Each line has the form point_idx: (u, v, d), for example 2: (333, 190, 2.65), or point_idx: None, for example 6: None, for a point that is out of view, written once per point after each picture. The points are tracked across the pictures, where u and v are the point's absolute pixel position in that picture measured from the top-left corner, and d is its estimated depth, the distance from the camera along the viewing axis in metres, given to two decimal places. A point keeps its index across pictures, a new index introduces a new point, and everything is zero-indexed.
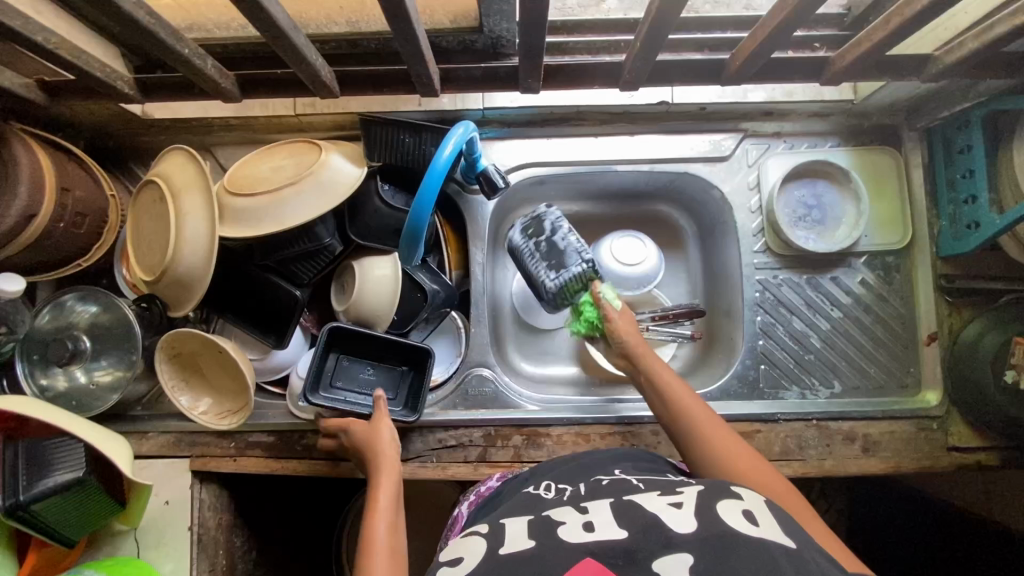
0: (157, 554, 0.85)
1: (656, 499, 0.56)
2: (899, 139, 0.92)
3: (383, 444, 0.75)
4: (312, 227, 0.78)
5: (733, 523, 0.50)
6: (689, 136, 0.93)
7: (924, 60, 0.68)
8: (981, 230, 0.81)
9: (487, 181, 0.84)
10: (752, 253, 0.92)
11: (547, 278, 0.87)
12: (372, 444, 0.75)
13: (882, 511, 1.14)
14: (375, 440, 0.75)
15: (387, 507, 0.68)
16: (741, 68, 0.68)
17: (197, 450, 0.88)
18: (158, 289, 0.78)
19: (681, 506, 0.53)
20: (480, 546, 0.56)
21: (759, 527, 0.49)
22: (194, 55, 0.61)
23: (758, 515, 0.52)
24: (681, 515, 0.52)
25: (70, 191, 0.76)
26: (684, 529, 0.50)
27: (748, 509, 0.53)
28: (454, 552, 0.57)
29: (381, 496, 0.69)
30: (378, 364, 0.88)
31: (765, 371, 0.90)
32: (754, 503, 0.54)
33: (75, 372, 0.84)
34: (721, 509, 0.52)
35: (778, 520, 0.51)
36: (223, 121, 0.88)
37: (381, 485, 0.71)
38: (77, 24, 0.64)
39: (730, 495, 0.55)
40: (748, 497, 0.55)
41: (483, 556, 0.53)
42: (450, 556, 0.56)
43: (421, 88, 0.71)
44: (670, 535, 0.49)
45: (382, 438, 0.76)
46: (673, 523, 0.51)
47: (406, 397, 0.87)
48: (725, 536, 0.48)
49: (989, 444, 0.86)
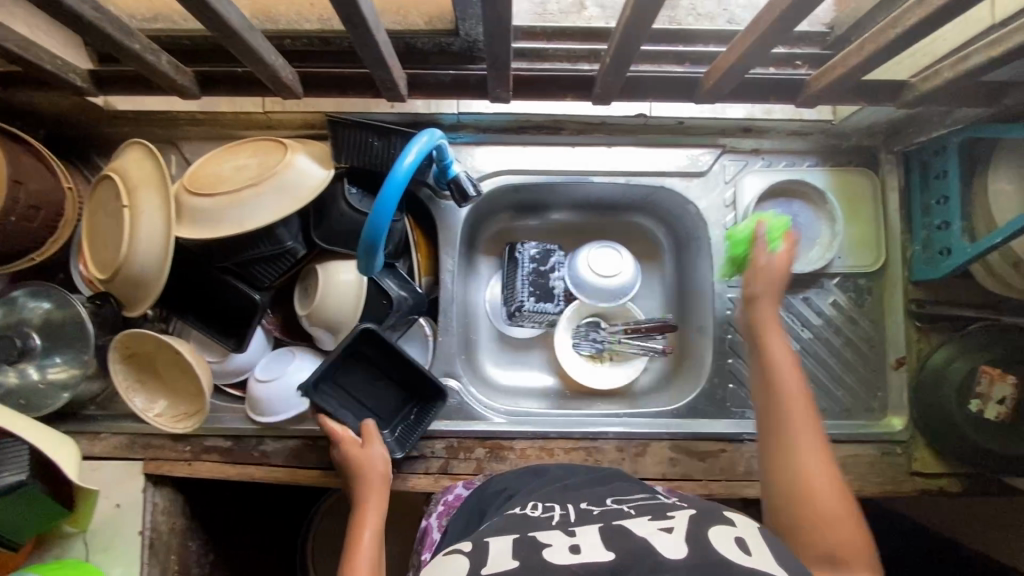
0: (106, 558, 0.83)
1: (647, 525, 0.54)
2: (876, 161, 0.92)
3: (372, 471, 0.75)
4: (273, 230, 0.76)
5: (726, 552, 0.50)
6: (667, 150, 0.92)
7: (900, 87, 0.67)
8: (952, 257, 0.80)
9: (458, 188, 0.83)
10: (725, 270, 0.92)
11: (526, 304, 1.01)
12: (358, 469, 0.75)
13: None
14: (363, 465, 0.75)
15: (370, 539, 0.71)
16: (715, 87, 0.66)
17: (151, 452, 0.86)
18: (112, 288, 0.76)
19: (673, 532, 0.52)
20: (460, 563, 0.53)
21: (753, 556, 0.49)
22: (146, 51, 0.58)
23: (751, 543, 0.52)
24: (673, 541, 0.51)
25: (23, 183, 0.73)
26: (677, 555, 0.49)
27: (742, 536, 0.53)
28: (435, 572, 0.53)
29: (365, 532, 0.71)
30: (386, 381, 0.85)
31: (733, 390, 0.90)
32: (747, 530, 0.54)
33: (26, 369, 0.81)
34: (713, 537, 0.52)
35: (768, 547, 0.52)
36: (189, 115, 0.86)
37: (365, 515, 0.73)
38: (25, 12, 0.61)
39: (724, 521, 0.55)
40: (742, 523, 0.55)
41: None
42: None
43: (386, 93, 0.69)
44: (661, 560, 0.48)
45: (372, 463, 0.75)
46: (664, 549, 0.49)
47: (398, 429, 0.85)
48: (716, 563, 0.48)
49: (951, 471, 0.87)
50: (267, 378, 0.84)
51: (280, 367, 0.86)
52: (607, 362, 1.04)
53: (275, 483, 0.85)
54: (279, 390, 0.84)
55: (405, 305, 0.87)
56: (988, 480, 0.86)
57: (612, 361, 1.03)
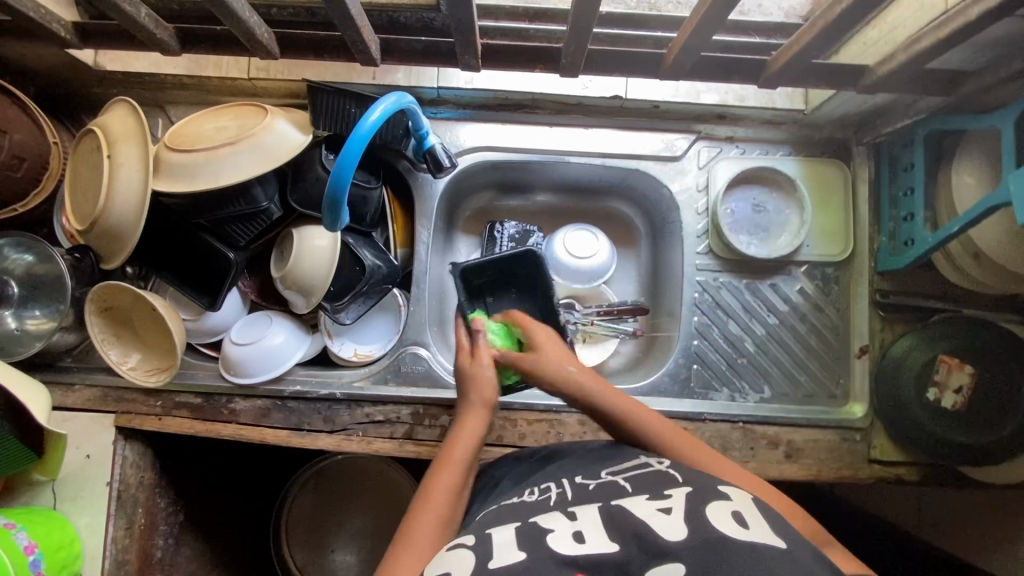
0: (74, 507, 0.85)
1: (645, 505, 0.54)
2: (848, 153, 0.93)
3: (486, 384, 0.70)
4: (248, 188, 0.78)
5: (723, 527, 0.49)
6: (643, 134, 0.93)
7: (859, 72, 0.70)
8: (915, 247, 0.81)
9: (433, 159, 0.86)
10: (695, 254, 0.93)
11: None
12: (474, 377, 0.70)
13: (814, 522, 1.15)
14: (481, 375, 0.70)
15: (469, 442, 0.66)
16: (676, 63, 0.68)
17: (123, 406, 0.88)
18: (90, 240, 0.78)
19: (671, 513, 0.52)
20: (465, 557, 0.52)
21: (750, 529, 0.49)
22: (126, 2, 0.60)
23: (748, 517, 0.51)
24: (671, 522, 0.50)
25: (6, 134, 0.76)
26: (675, 537, 0.49)
27: (738, 510, 0.52)
28: (441, 564, 0.52)
29: (457, 452, 0.65)
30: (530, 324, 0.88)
31: (697, 371, 0.91)
32: (743, 504, 0.53)
33: (4, 316, 0.84)
34: (711, 514, 0.51)
35: (769, 521, 0.51)
36: (176, 79, 0.88)
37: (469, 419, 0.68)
38: None
39: (719, 496, 0.54)
40: (738, 497, 0.54)
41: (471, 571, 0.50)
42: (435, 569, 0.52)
43: (359, 56, 0.71)
44: (662, 544, 0.48)
45: (488, 378, 0.70)
46: (665, 533, 0.49)
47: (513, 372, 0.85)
48: (715, 541, 0.47)
49: (910, 459, 0.87)
50: (244, 340, 0.86)
51: (255, 329, 0.88)
52: (580, 344, 1.04)
53: (241, 441, 0.86)
54: (253, 350, 0.86)
55: (378, 274, 0.89)
56: (946, 470, 0.87)
57: (584, 343, 1.04)
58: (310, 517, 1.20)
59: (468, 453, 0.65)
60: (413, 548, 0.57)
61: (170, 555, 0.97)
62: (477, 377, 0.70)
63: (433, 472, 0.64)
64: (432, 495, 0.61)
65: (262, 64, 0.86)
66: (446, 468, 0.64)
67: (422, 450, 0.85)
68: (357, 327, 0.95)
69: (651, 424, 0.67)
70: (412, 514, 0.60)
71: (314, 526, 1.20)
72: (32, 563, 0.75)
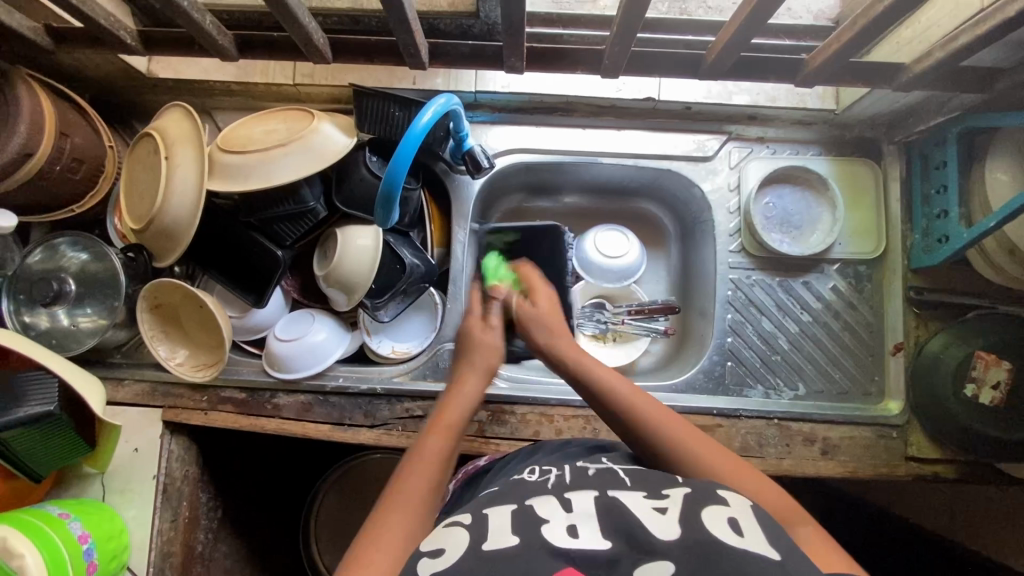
0: (122, 499, 0.87)
1: (642, 503, 0.54)
2: (878, 153, 0.94)
3: (487, 351, 0.77)
4: (297, 188, 0.81)
5: (718, 532, 0.48)
6: (675, 135, 0.95)
7: (895, 69, 0.71)
8: (949, 243, 0.82)
9: (473, 160, 0.88)
10: (727, 252, 0.95)
11: None
12: (475, 348, 0.77)
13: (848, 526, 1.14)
14: (486, 348, 0.77)
15: (468, 403, 0.71)
16: (717, 62, 0.70)
17: (170, 401, 0.90)
18: (145, 239, 0.81)
19: (667, 513, 0.52)
20: (461, 536, 0.53)
21: (745, 537, 0.48)
22: (194, 9, 0.64)
23: (745, 524, 0.50)
24: (665, 521, 0.51)
25: (69, 137, 0.79)
26: (669, 536, 0.49)
27: (733, 515, 0.51)
28: (435, 542, 0.53)
29: (454, 412, 0.69)
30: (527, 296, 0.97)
31: (731, 368, 0.92)
32: (740, 510, 0.52)
33: (57, 313, 0.86)
34: (707, 517, 0.50)
35: (761, 526, 0.50)
36: (224, 85, 0.91)
37: (469, 380, 0.74)
38: None
39: (717, 500, 0.53)
40: (737, 504, 0.52)
41: (467, 549, 0.51)
42: (430, 546, 0.52)
43: (409, 60, 0.75)
44: (654, 542, 0.49)
45: (489, 345, 0.78)
46: (658, 531, 0.50)
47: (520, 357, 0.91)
48: (707, 544, 0.47)
49: (948, 457, 0.87)
50: (288, 337, 0.89)
51: (299, 327, 0.90)
52: (610, 343, 1.05)
53: (284, 435, 0.88)
54: (296, 347, 0.88)
55: (417, 273, 0.91)
56: (983, 467, 0.87)
57: (615, 342, 1.04)
58: (337, 518, 1.19)
59: (464, 415, 0.70)
60: (411, 494, 0.59)
61: (210, 550, 0.99)
62: (475, 340, 0.78)
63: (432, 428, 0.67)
64: (428, 446, 0.64)
65: (307, 70, 0.89)
66: (446, 430, 0.67)
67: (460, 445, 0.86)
68: (395, 325, 0.98)
69: (642, 405, 0.67)
70: (409, 461, 0.63)
71: (341, 527, 1.19)
72: (86, 552, 0.77)
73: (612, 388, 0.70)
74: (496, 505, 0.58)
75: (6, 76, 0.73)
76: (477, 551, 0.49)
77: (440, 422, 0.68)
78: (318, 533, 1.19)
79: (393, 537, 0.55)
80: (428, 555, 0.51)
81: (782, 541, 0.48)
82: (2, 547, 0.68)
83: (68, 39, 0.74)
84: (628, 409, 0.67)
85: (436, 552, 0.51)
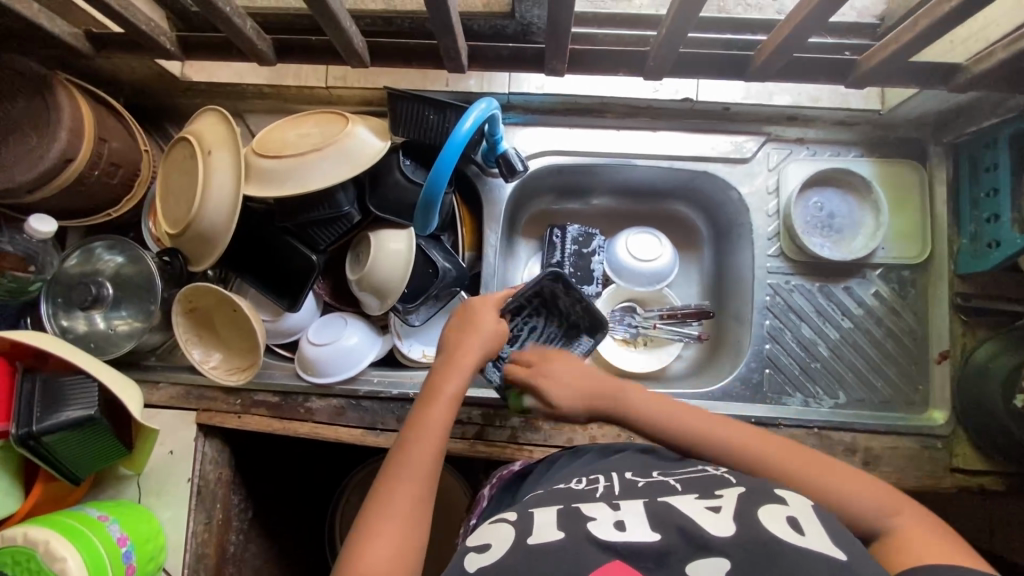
0: (157, 500, 0.88)
1: (693, 502, 0.53)
2: (924, 154, 0.91)
3: (490, 329, 0.72)
4: (332, 193, 0.81)
5: (776, 530, 0.48)
6: (711, 136, 0.93)
7: (953, 70, 0.68)
8: (1001, 248, 0.79)
9: (507, 163, 0.88)
10: (765, 256, 0.92)
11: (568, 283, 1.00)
12: (475, 325, 0.72)
13: None
14: (483, 323, 0.72)
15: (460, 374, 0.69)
16: (767, 63, 0.68)
17: (204, 404, 0.90)
18: (181, 243, 0.81)
19: (721, 511, 0.51)
20: (506, 532, 0.54)
21: (806, 536, 0.47)
22: (235, 14, 0.64)
23: (805, 522, 0.49)
24: (720, 519, 0.50)
25: (107, 142, 0.79)
26: (723, 533, 0.48)
27: (794, 515, 0.50)
28: (482, 539, 0.54)
29: (450, 386, 0.67)
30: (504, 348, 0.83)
31: (770, 375, 0.90)
32: (801, 510, 0.51)
33: (95, 316, 0.87)
34: (763, 515, 0.50)
35: (826, 527, 0.49)
36: (257, 88, 0.91)
37: (462, 351, 0.70)
38: None
39: (775, 500, 0.52)
40: (795, 501, 0.52)
41: (513, 543, 0.51)
42: (477, 542, 0.54)
43: (448, 63, 0.73)
44: (707, 538, 0.48)
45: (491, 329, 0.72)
46: (711, 528, 0.49)
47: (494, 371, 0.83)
48: (765, 543, 0.46)
49: (995, 469, 0.84)
50: (321, 341, 0.89)
51: (331, 331, 0.90)
52: (641, 348, 1.03)
53: (317, 439, 0.88)
54: (330, 350, 0.88)
55: (448, 277, 0.90)
56: None
57: (646, 346, 1.03)
58: None
59: (460, 388, 0.68)
60: (400, 471, 0.61)
61: (241, 551, 0.99)
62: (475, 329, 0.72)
63: (424, 402, 0.67)
64: (422, 426, 0.64)
65: (340, 73, 0.89)
66: (436, 402, 0.66)
67: (493, 451, 0.86)
68: (425, 329, 0.97)
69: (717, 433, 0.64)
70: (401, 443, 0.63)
71: None
72: (124, 555, 0.77)
73: (673, 419, 0.67)
74: (532, 505, 0.57)
75: (46, 82, 0.73)
76: (523, 546, 0.50)
77: (431, 395, 0.67)
78: (343, 536, 1.19)
79: (390, 518, 0.57)
80: (475, 549, 0.53)
81: (849, 546, 0.47)
82: (45, 550, 0.69)
83: (107, 43, 0.73)
84: (695, 438, 0.65)
85: (484, 548, 0.53)
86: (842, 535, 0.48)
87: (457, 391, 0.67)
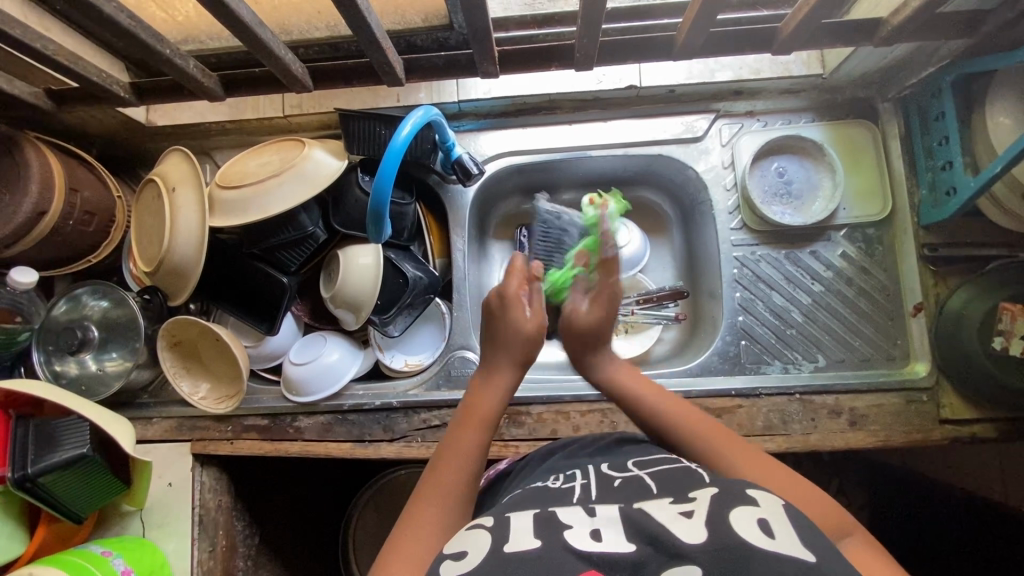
0: (161, 533, 0.89)
1: (666, 507, 0.50)
2: (874, 112, 0.92)
3: (512, 332, 0.71)
4: (294, 215, 0.84)
5: (748, 535, 0.44)
6: (662, 119, 0.95)
7: (873, 24, 0.70)
8: (957, 194, 0.79)
9: (462, 169, 0.91)
10: (728, 230, 0.93)
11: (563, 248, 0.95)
12: (497, 335, 0.72)
13: (903, 504, 1.07)
14: (506, 331, 0.71)
15: (499, 390, 0.68)
16: (688, 40, 0.69)
17: (197, 434, 0.93)
18: (157, 280, 0.85)
19: (693, 516, 0.47)
20: (483, 539, 0.49)
21: (776, 540, 0.44)
22: (176, 55, 0.67)
23: (777, 525, 0.46)
24: (691, 525, 0.46)
25: (79, 192, 0.83)
26: (693, 540, 0.45)
27: (766, 517, 0.47)
28: (458, 545, 0.50)
29: (485, 407, 0.66)
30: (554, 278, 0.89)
31: (745, 347, 0.90)
32: (772, 510, 0.48)
33: (85, 360, 0.91)
34: (735, 520, 0.46)
35: (797, 528, 0.46)
36: (219, 125, 0.95)
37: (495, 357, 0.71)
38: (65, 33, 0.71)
39: (747, 501, 0.49)
40: (767, 502, 0.49)
41: (488, 553, 0.47)
42: (453, 549, 0.50)
43: (385, 77, 0.77)
44: (678, 545, 0.45)
45: (519, 324, 0.71)
46: (681, 534, 0.46)
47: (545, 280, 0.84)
48: (735, 548, 0.43)
49: (985, 417, 0.83)
50: (302, 360, 0.91)
51: (312, 349, 0.93)
52: (623, 335, 1.04)
53: (308, 457, 0.90)
54: (310, 369, 0.90)
55: (419, 285, 0.93)
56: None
57: (626, 333, 1.03)
58: (372, 541, 1.20)
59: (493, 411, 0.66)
60: (432, 488, 0.58)
61: None
62: (507, 329, 0.71)
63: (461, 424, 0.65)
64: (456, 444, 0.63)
65: (295, 101, 0.92)
66: (472, 426, 0.64)
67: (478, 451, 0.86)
68: (406, 339, 0.99)
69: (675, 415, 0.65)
70: (436, 461, 0.61)
71: (379, 544, 1.20)
72: None
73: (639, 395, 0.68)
74: (508, 509, 0.54)
75: (14, 141, 0.77)
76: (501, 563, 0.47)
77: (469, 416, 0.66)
78: (356, 552, 1.21)
79: (424, 527, 0.55)
80: (451, 557, 0.49)
81: (824, 549, 0.44)
82: None
83: (67, 98, 0.77)
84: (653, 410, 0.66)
85: (460, 555, 0.49)
86: (812, 526, 0.46)
87: (490, 414, 0.66)
